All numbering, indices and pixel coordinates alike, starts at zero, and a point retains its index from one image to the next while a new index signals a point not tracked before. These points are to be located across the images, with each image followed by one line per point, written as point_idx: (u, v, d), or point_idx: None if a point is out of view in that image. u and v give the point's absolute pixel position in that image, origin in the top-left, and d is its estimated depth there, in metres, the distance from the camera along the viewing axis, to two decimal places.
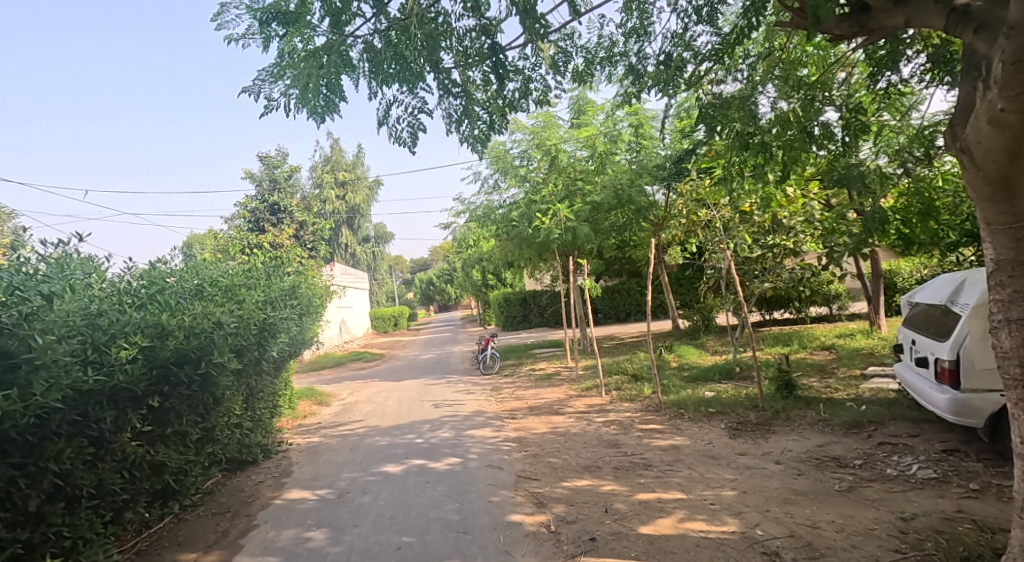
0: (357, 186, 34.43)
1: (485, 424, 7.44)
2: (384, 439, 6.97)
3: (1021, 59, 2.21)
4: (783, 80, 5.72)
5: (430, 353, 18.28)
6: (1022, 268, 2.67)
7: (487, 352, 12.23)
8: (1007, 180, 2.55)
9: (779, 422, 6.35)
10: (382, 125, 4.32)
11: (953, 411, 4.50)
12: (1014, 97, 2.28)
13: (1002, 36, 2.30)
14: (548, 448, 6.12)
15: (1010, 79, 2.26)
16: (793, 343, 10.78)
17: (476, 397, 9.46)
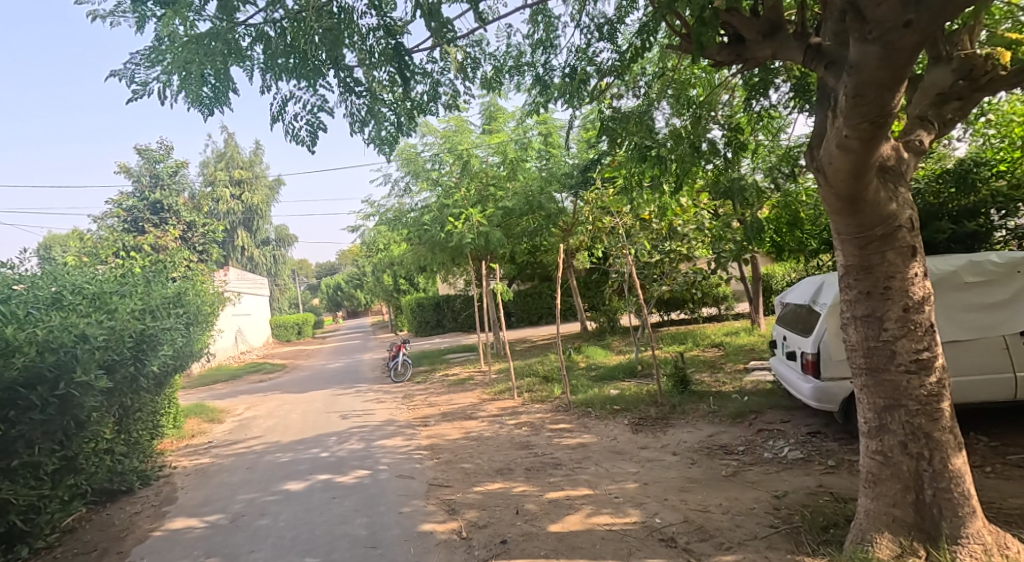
0: (255, 185, 33.20)
1: (396, 432, 7.44)
2: (288, 455, 6.79)
3: (860, 93, 2.66)
4: (676, 98, 6.29)
5: (337, 362, 17.81)
6: (863, 273, 3.30)
7: (398, 359, 12.14)
8: (852, 198, 3.09)
9: (676, 416, 6.87)
10: (279, 119, 4.27)
11: (816, 397, 5.15)
12: (856, 125, 2.77)
13: (845, 74, 2.78)
14: (460, 454, 6.26)
15: (852, 110, 2.74)
16: (688, 342, 11.62)
17: (387, 405, 9.41)
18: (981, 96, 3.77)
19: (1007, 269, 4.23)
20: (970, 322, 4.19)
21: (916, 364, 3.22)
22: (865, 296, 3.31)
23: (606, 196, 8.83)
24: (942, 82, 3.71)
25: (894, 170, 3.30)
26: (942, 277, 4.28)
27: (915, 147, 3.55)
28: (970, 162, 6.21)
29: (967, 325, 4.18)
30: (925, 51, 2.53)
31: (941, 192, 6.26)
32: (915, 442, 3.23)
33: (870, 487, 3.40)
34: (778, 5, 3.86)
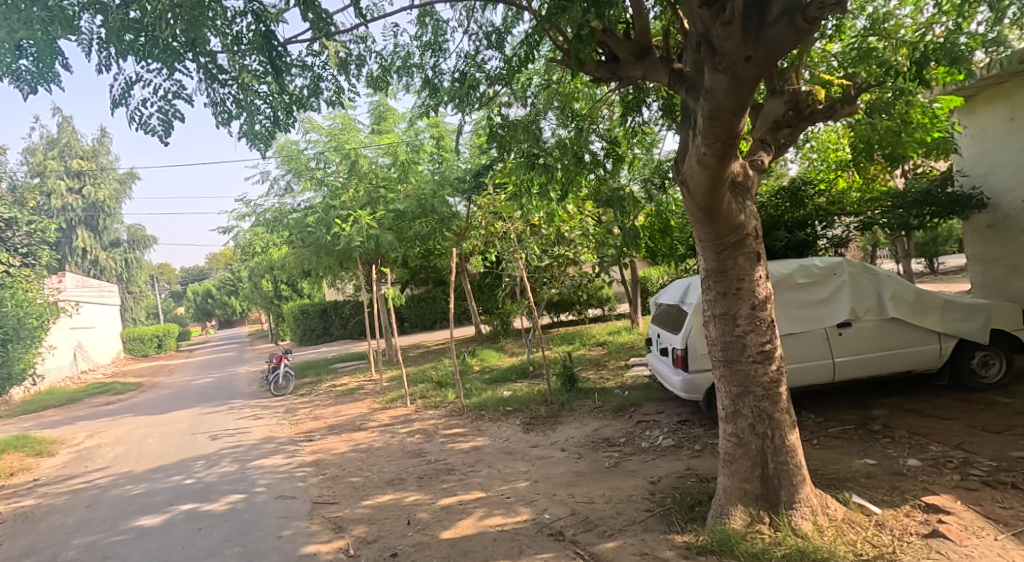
0: (101, 178, 30.15)
1: (276, 451, 7.13)
2: (141, 486, 6.21)
3: (714, 116, 3.06)
4: (560, 110, 6.64)
5: (209, 377, 16.55)
6: (720, 275, 3.75)
7: (279, 372, 11.57)
8: (710, 209, 3.52)
9: (564, 413, 7.24)
10: (121, 104, 3.44)
11: (685, 389, 5.69)
12: (711, 144, 3.17)
13: (702, 98, 3.17)
14: (348, 468, 6.17)
15: (709, 130, 3.13)
16: (575, 342, 12.19)
17: (267, 422, 8.97)
18: (804, 125, 4.44)
19: (827, 271, 5.00)
20: (800, 316, 4.89)
21: (761, 354, 3.73)
22: (721, 296, 3.77)
23: (498, 201, 9.03)
24: (774, 112, 4.28)
25: (742, 185, 3.79)
26: (779, 278, 4.97)
27: (757, 165, 4.08)
28: (800, 184, 7.20)
29: (798, 319, 4.87)
30: (765, 83, 2.97)
31: (778, 206, 7.14)
32: (761, 423, 3.74)
33: (729, 466, 3.83)
34: (647, 31, 4.28)
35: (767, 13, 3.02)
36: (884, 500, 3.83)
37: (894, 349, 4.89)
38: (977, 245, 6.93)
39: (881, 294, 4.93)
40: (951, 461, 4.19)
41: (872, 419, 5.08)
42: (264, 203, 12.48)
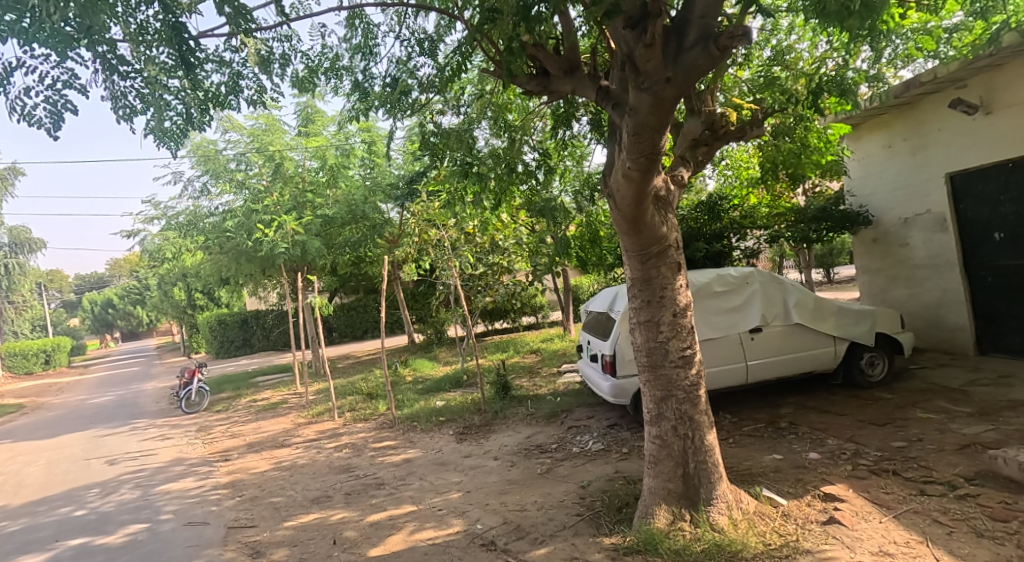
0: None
1: (187, 474, 6.74)
2: (21, 522, 5.65)
3: (638, 133, 3.24)
4: (494, 120, 6.70)
5: (112, 394, 15.39)
6: (645, 285, 3.95)
7: (191, 388, 10.93)
8: (635, 221, 3.70)
9: (498, 421, 7.31)
10: (2, 91, 3.41)
11: (614, 394, 5.90)
12: (636, 159, 3.35)
13: (627, 115, 3.34)
14: (268, 488, 5.94)
15: (634, 146, 3.31)
16: (509, 350, 12.29)
17: (177, 443, 8.46)
18: (719, 144, 4.77)
19: (741, 280, 5.35)
20: (718, 322, 5.20)
21: (682, 359, 3.94)
22: (645, 304, 3.97)
23: (431, 209, 8.97)
24: (693, 132, 4.52)
25: (665, 200, 4.01)
26: (699, 287, 5.27)
27: (677, 180, 4.36)
28: (716, 198, 7.68)
29: (717, 325, 5.18)
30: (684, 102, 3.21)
31: (697, 219, 7.57)
32: (682, 425, 3.94)
33: (654, 468, 4.00)
34: (575, 48, 4.45)
35: (685, 38, 3.27)
36: (789, 492, 4.14)
37: (798, 352, 5.29)
38: (864, 256, 7.59)
39: (787, 301, 5.32)
40: (847, 454, 4.59)
41: (779, 416, 5.47)
42: (176, 206, 11.84)
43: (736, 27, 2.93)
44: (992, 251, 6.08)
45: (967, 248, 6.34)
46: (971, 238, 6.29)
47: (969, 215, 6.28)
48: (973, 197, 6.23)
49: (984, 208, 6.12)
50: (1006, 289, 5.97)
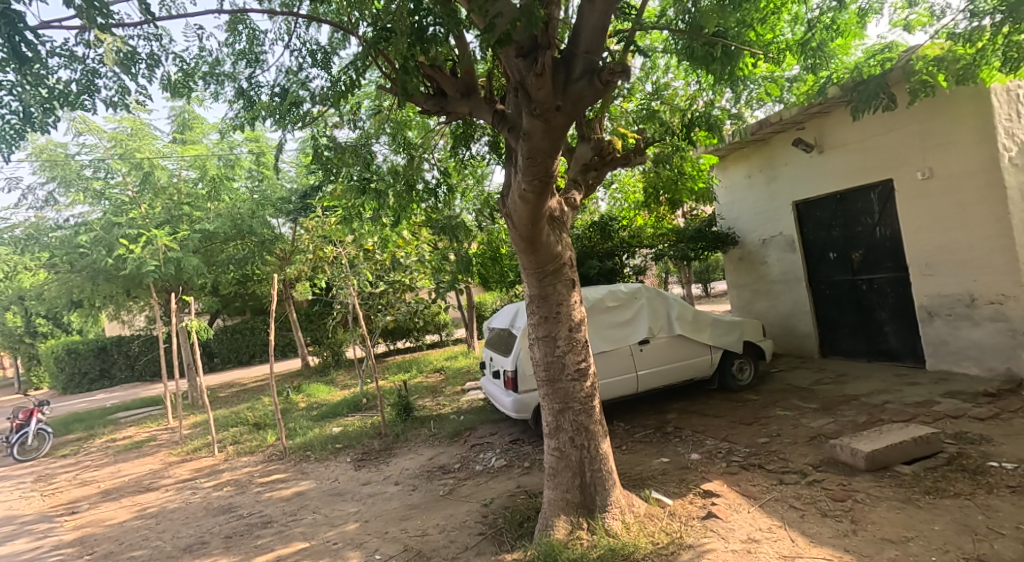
0: None
1: (20, 534, 5.90)
2: None
3: (532, 156, 3.43)
4: (393, 137, 6.62)
5: None
6: (542, 302, 4.12)
7: (26, 432, 9.60)
8: (531, 240, 3.88)
9: (399, 444, 7.17)
10: None
11: (515, 409, 6.03)
12: (531, 181, 3.55)
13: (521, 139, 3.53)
14: (129, 541, 5.39)
15: (529, 169, 3.50)
16: (412, 370, 12.08)
17: (8, 498, 7.37)
18: (607, 169, 5.09)
19: (630, 295, 5.73)
20: (609, 335, 5.50)
21: (578, 372, 4.14)
22: (543, 320, 4.14)
23: (327, 226, 8.66)
24: (584, 156, 4.92)
25: (559, 220, 4.23)
26: (593, 302, 5.56)
27: (571, 203, 4.65)
28: (608, 219, 8.13)
29: (608, 338, 5.48)
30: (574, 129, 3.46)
31: (591, 238, 7.94)
32: (579, 436, 4.13)
33: (553, 479, 4.15)
34: (471, 71, 4.61)
35: (572, 69, 3.46)
36: (674, 491, 4.46)
37: (681, 361, 5.72)
38: (732, 273, 8.33)
39: (670, 314, 5.74)
40: (722, 452, 5.02)
41: (666, 422, 5.86)
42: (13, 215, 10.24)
43: (617, 63, 3.20)
44: (829, 268, 6.95)
45: (812, 266, 7.18)
46: (814, 257, 7.14)
47: (811, 237, 7.14)
48: (813, 222, 7.08)
49: (821, 231, 6.99)
50: (841, 300, 6.84)
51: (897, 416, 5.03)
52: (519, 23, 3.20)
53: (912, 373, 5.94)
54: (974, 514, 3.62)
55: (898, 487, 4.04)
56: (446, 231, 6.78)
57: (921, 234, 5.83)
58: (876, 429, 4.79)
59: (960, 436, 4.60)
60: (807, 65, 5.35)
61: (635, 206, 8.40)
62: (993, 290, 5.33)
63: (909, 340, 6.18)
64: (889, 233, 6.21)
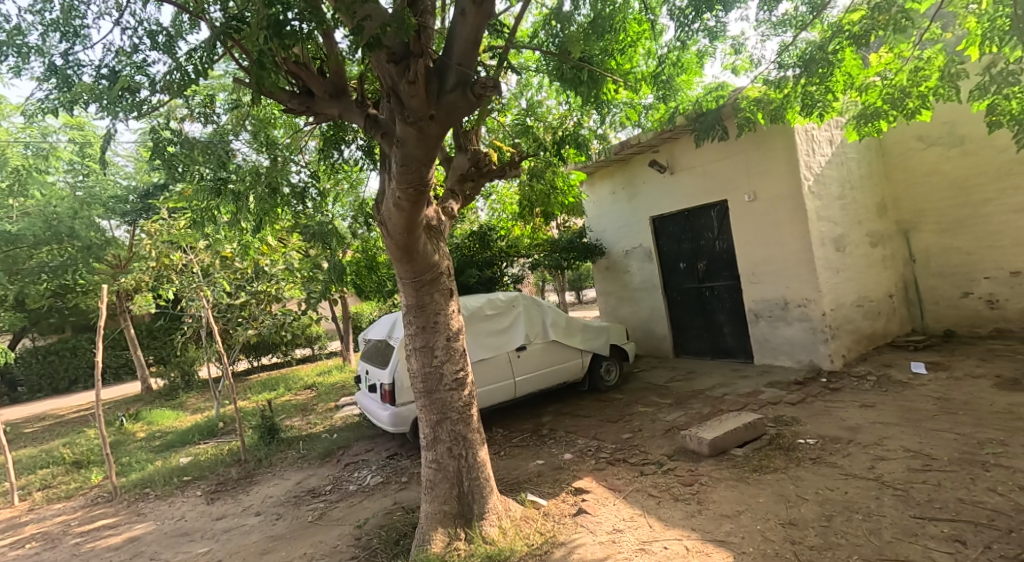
0: None
1: None
2: None
3: (406, 164, 3.50)
4: (254, 135, 6.14)
5: None
6: (419, 311, 4.09)
7: None
8: (407, 248, 3.85)
9: (261, 471, 6.52)
10: None
11: (392, 423, 5.86)
12: (405, 189, 3.56)
13: (395, 147, 3.54)
14: None
15: (403, 176, 3.53)
16: (278, 388, 11.01)
17: None
18: (484, 180, 5.19)
19: (508, 303, 5.90)
20: (490, 343, 5.63)
21: (456, 381, 4.15)
22: (420, 330, 4.10)
23: (175, 228, 7.31)
24: (462, 166, 5.03)
25: (436, 229, 4.23)
26: (474, 311, 5.64)
27: (448, 213, 4.63)
28: (486, 229, 8.27)
29: (489, 346, 5.60)
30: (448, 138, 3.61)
31: (470, 248, 8.07)
32: (457, 445, 4.13)
33: (431, 492, 4.11)
34: (341, 72, 4.37)
35: (444, 81, 3.59)
36: (549, 492, 4.64)
37: (556, 365, 6.03)
38: (602, 282, 9.07)
39: (545, 320, 6.05)
40: (592, 450, 5.36)
41: (541, 425, 6.11)
42: None
43: (489, 78, 3.45)
44: (679, 277, 7.82)
45: (665, 275, 8.01)
46: (667, 267, 7.98)
47: (666, 249, 7.96)
48: (667, 236, 7.91)
49: (673, 244, 7.85)
50: (689, 305, 7.74)
51: (733, 406, 5.78)
52: (390, 28, 3.16)
53: (743, 368, 6.88)
54: (787, 486, 4.21)
55: (733, 468, 4.61)
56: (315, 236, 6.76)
57: (749, 247, 6.82)
58: (716, 418, 5.43)
59: (778, 419, 5.39)
60: (658, 95, 6.02)
61: (511, 217, 8.70)
62: (799, 295, 6.41)
63: (743, 338, 7.17)
64: (727, 246, 7.17)
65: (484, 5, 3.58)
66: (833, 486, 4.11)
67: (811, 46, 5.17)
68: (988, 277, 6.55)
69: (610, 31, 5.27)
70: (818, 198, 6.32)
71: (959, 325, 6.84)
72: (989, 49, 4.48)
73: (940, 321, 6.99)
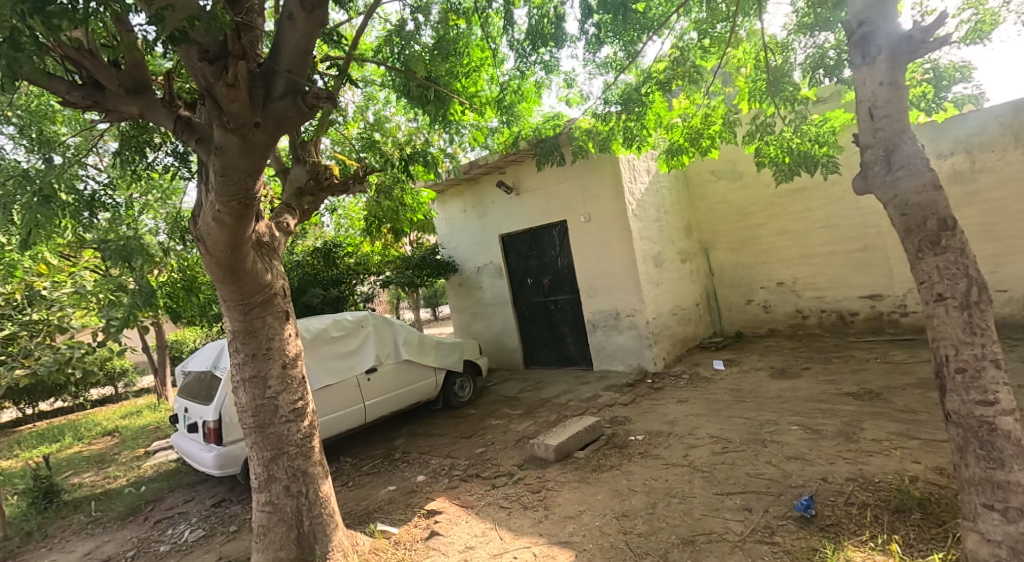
0: None
1: None
2: None
3: (226, 174, 3.05)
4: (26, 128, 4.98)
5: None
6: (249, 337, 3.71)
7: None
8: (232, 268, 3.43)
9: (33, 546, 5.35)
10: None
11: (218, 465, 5.28)
12: (226, 202, 3.14)
13: (213, 152, 3.08)
14: None
15: (223, 188, 3.09)
16: (64, 439, 9.20)
17: None
18: (325, 195, 4.87)
19: (356, 324, 5.69)
20: (336, 367, 5.37)
21: (293, 412, 3.82)
22: (250, 358, 3.72)
23: None
24: (298, 179, 4.80)
25: (269, 246, 3.84)
26: (318, 334, 5.34)
27: (283, 228, 4.33)
28: (332, 245, 8.00)
29: (335, 371, 5.34)
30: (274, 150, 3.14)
31: (314, 265, 7.74)
32: (295, 482, 3.80)
33: (264, 537, 3.77)
34: (141, 62, 3.30)
35: (271, 86, 3.11)
36: (400, 518, 4.51)
37: (408, 385, 5.95)
38: (455, 297, 9.21)
39: (397, 340, 5.96)
40: (445, 469, 5.34)
41: (394, 449, 5.98)
42: None
43: (322, 89, 3.05)
44: (527, 292, 8.24)
45: (514, 290, 8.38)
46: (515, 283, 8.36)
47: (514, 266, 8.34)
48: (515, 254, 8.30)
49: (521, 261, 8.25)
50: (536, 318, 8.22)
51: (575, 412, 6.23)
52: (199, 23, 2.61)
53: (585, 375, 7.47)
54: (620, 480, 4.54)
55: (574, 470, 4.87)
56: (114, 254, 5.51)
57: (587, 264, 7.44)
58: (561, 424, 5.77)
59: (613, 420, 5.91)
60: (502, 119, 6.31)
61: (360, 234, 8.46)
62: (628, 306, 7.13)
63: (583, 347, 7.75)
64: (567, 263, 7.72)
65: (317, 11, 3.09)
66: (659, 476, 4.51)
67: (629, 87, 5.69)
68: (763, 286, 7.93)
69: (454, 54, 5.39)
70: (640, 219, 7.14)
71: (745, 327, 8.18)
72: (755, 105, 5.53)
73: (732, 324, 8.30)
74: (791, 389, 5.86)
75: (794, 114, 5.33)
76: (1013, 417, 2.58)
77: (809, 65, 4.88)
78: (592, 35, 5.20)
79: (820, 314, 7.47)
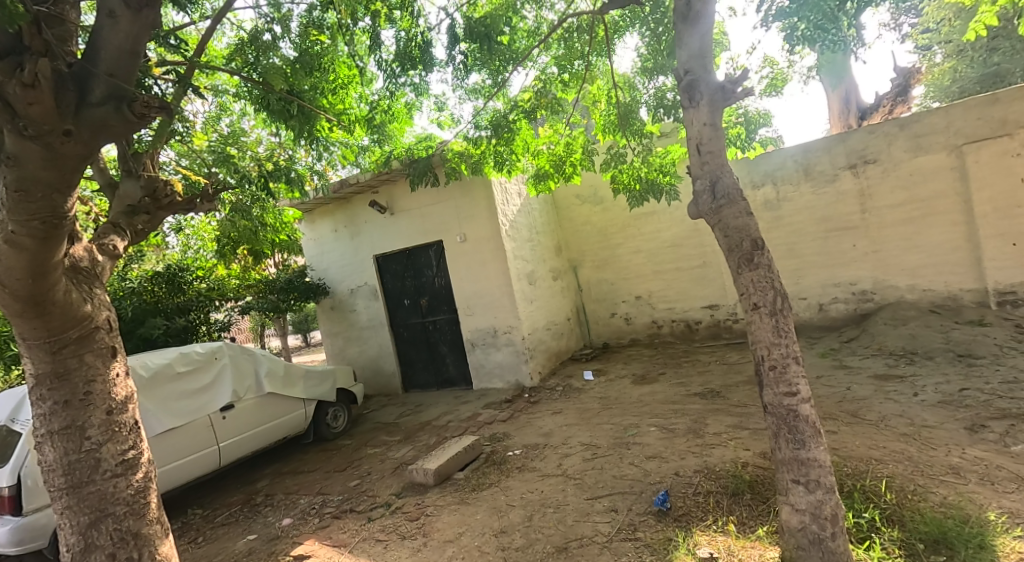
0: None
1: None
2: None
3: (22, 188, 2.51)
4: None
5: None
6: (58, 380, 2.86)
7: None
8: (35, 299, 2.71)
9: None
10: None
11: (14, 542, 4.19)
12: (23, 221, 2.55)
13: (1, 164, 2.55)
14: None
15: (16, 204, 2.53)
16: None
17: None
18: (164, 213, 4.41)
19: (208, 357, 5.32)
20: (182, 408, 4.95)
21: (121, 465, 2.95)
22: (62, 407, 2.84)
23: None
24: (131, 195, 4.27)
25: (88, 271, 3.13)
26: (158, 370, 4.91)
27: (108, 251, 3.63)
28: (177, 269, 7.35)
29: (181, 412, 4.91)
30: (92, 161, 2.66)
31: (154, 292, 6.99)
32: (121, 552, 2.87)
33: None
34: None
35: (86, 91, 2.59)
36: None
37: (269, 421, 5.68)
38: (326, 322, 8.92)
39: (259, 372, 5.69)
40: (316, 507, 5.13)
41: (256, 492, 5.64)
42: None
43: (155, 97, 2.65)
44: (405, 313, 8.20)
45: (390, 312, 8.30)
46: (392, 303, 8.28)
47: (389, 286, 8.28)
48: (391, 274, 8.24)
49: (397, 282, 8.21)
50: (414, 340, 8.19)
51: (455, 432, 6.30)
52: None
53: (464, 394, 7.57)
54: (499, 497, 4.68)
55: (453, 492, 4.93)
56: None
57: (463, 283, 7.60)
58: (440, 447, 5.80)
59: (492, 437, 6.05)
60: (373, 137, 6.31)
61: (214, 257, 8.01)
62: (504, 324, 7.37)
63: (462, 367, 7.87)
64: (445, 283, 7.83)
65: (146, 11, 2.72)
66: (536, 488, 4.70)
67: (497, 113, 5.97)
68: (624, 300, 8.59)
69: (319, 69, 5.29)
70: (512, 239, 7.44)
71: (611, 338, 8.78)
72: (611, 135, 6.08)
73: (600, 335, 8.88)
74: (650, 393, 6.42)
75: (641, 145, 5.90)
76: (812, 404, 3.08)
77: (652, 104, 5.47)
78: (459, 63, 5.40)
79: (671, 323, 8.24)
